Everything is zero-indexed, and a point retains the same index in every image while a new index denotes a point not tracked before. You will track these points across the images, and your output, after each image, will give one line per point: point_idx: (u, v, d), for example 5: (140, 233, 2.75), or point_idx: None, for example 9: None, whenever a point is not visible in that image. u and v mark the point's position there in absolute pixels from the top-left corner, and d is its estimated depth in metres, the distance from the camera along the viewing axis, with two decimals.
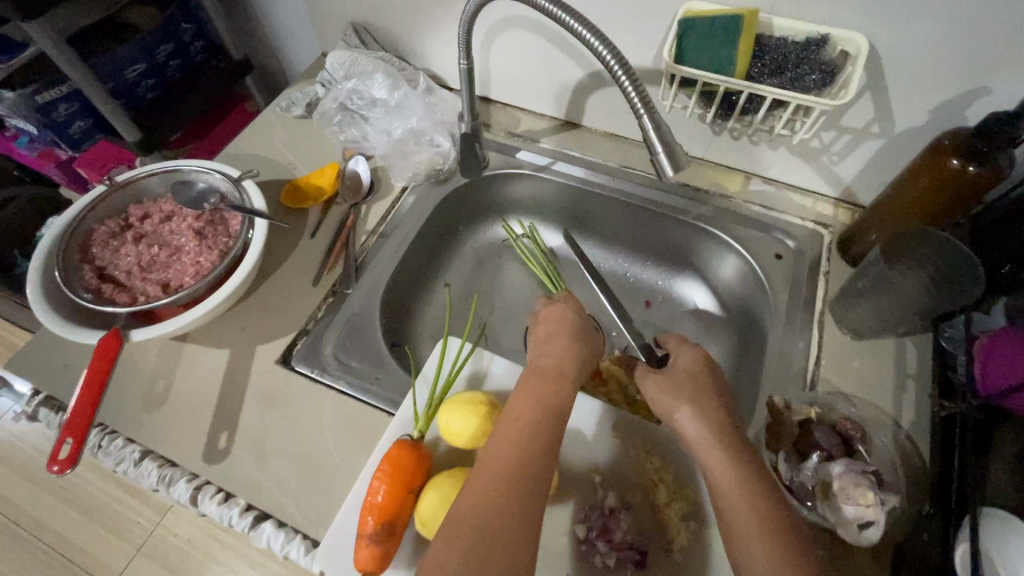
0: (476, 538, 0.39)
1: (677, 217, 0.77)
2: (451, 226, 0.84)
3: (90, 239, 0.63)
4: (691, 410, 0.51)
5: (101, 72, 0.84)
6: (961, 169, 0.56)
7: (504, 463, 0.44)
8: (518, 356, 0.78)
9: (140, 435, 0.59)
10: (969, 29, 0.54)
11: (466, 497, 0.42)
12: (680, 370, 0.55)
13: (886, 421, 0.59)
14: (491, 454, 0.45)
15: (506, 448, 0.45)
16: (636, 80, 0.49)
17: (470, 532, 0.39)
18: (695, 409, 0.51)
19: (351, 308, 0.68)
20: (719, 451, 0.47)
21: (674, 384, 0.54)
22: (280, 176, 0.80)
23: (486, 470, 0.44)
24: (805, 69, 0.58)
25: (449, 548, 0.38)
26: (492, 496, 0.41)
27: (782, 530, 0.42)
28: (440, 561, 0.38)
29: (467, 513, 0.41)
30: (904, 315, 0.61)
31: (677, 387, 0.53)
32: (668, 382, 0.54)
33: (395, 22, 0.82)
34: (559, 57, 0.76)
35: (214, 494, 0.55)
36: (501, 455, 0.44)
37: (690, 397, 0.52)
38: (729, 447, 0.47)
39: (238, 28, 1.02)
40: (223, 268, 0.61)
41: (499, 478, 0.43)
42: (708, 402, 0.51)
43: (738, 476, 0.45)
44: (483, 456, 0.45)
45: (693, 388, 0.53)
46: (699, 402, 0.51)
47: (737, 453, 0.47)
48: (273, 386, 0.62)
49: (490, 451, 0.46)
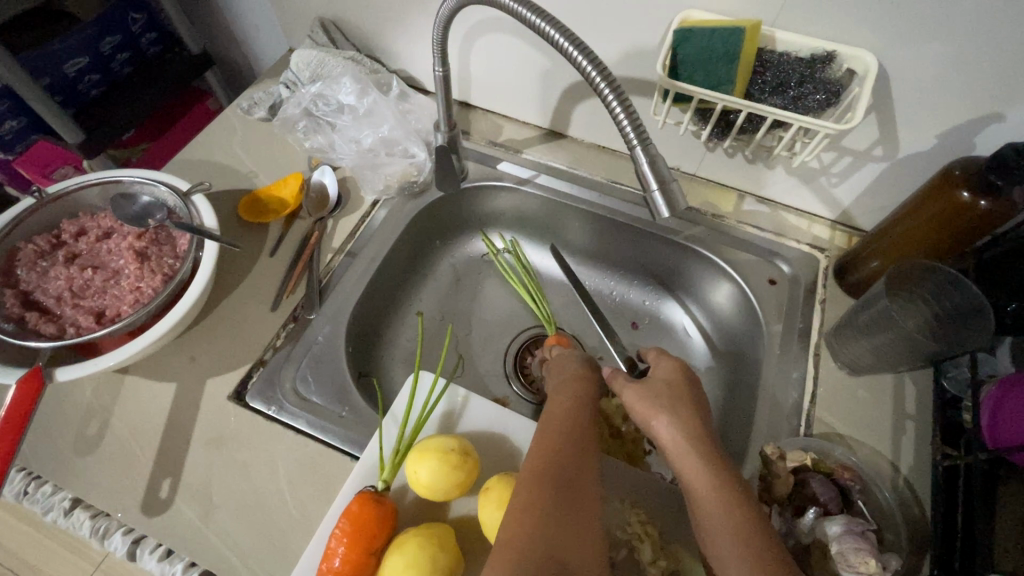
0: (550, 497, 0.39)
1: (668, 238, 0.73)
2: (427, 241, 0.78)
3: (16, 258, 0.56)
4: (667, 417, 0.47)
5: (36, 68, 0.78)
6: (971, 204, 0.53)
7: (552, 443, 0.45)
8: (496, 382, 0.73)
9: (70, 481, 0.53)
10: (984, 51, 0.50)
11: (523, 472, 0.42)
12: (657, 379, 0.51)
13: (884, 466, 0.55)
14: (541, 438, 0.46)
15: (549, 433, 0.46)
16: (626, 101, 0.45)
17: (541, 498, 0.39)
18: (672, 415, 0.47)
19: (313, 336, 0.63)
20: (696, 458, 0.44)
21: (650, 391, 0.50)
22: (237, 185, 0.73)
23: (542, 450, 0.44)
24: (809, 88, 0.53)
25: (514, 530, 0.37)
26: (554, 466, 0.42)
27: (762, 536, 0.38)
28: (516, 519, 0.37)
29: (528, 480, 0.41)
30: (910, 359, 0.56)
31: (652, 393, 0.49)
32: (643, 388, 0.50)
33: (366, 20, 0.76)
34: (545, 63, 0.70)
35: (154, 547, 0.50)
36: (551, 437, 0.45)
37: (668, 404, 0.48)
38: (706, 452, 0.44)
39: (197, 19, 0.94)
40: (168, 294, 0.55)
41: (551, 452, 0.43)
42: (685, 409, 0.48)
43: (713, 481, 0.42)
44: (533, 442, 0.46)
45: (669, 394, 0.49)
46: (676, 409, 0.48)
47: (710, 454, 0.44)
48: (223, 426, 0.56)
49: (536, 444, 0.45)
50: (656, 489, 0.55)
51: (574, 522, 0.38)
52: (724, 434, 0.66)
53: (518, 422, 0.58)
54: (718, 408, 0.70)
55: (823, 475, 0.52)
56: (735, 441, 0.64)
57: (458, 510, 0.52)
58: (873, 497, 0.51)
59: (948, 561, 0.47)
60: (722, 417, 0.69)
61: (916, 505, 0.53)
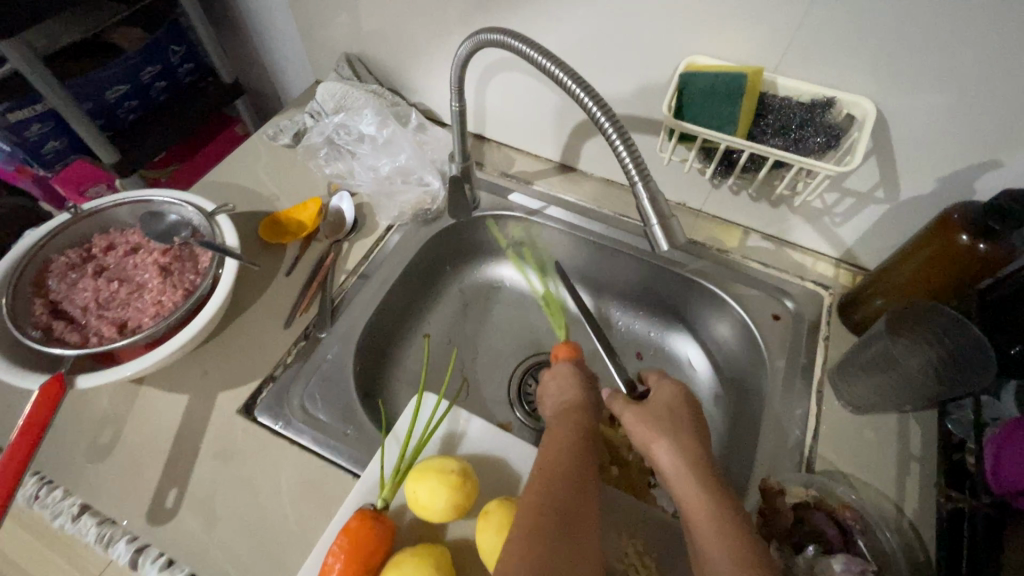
0: (546, 527, 0.39)
1: (674, 271, 0.74)
2: (437, 267, 0.80)
3: (47, 271, 0.60)
4: (668, 442, 0.48)
5: (80, 94, 0.82)
6: (971, 246, 0.54)
7: (550, 471, 0.45)
8: (500, 407, 0.74)
9: (80, 487, 0.55)
10: (979, 104, 0.52)
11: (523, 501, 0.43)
12: (658, 405, 0.52)
13: (889, 507, 0.55)
14: (540, 467, 0.46)
15: (549, 460, 0.47)
16: (629, 140, 0.47)
17: (537, 529, 0.39)
18: (672, 439, 0.48)
19: (323, 355, 0.64)
20: (695, 484, 0.45)
21: (651, 416, 0.51)
22: (259, 208, 0.76)
23: (541, 478, 0.45)
24: (810, 131, 0.55)
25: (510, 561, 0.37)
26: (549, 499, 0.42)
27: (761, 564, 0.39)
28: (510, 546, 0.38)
29: (528, 508, 0.41)
30: (914, 399, 0.57)
31: (653, 419, 0.50)
32: (645, 412, 0.51)
33: (390, 57, 0.80)
34: (556, 101, 0.74)
35: (156, 557, 0.50)
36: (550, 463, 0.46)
37: (668, 430, 0.49)
38: (704, 478, 0.45)
39: (231, 52, 1.00)
40: (186, 309, 0.57)
41: (547, 482, 0.44)
42: (686, 434, 0.49)
43: (712, 509, 0.42)
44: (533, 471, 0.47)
45: (670, 420, 0.50)
46: (677, 435, 0.48)
47: (710, 481, 0.45)
48: (232, 439, 0.58)
49: (536, 473, 0.46)
50: (656, 520, 0.55)
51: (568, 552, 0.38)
52: (726, 468, 0.66)
53: (520, 447, 0.58)
54: (721, 443, 0.70)
55: (825, 513, 0.51)
56: (737, 476, 0.64)
57: (457, 532, 0.52)
58: (876, 537, 0.51)
59: None
60: (725, 453, 0.69)
61: (921, 549, 0.52)
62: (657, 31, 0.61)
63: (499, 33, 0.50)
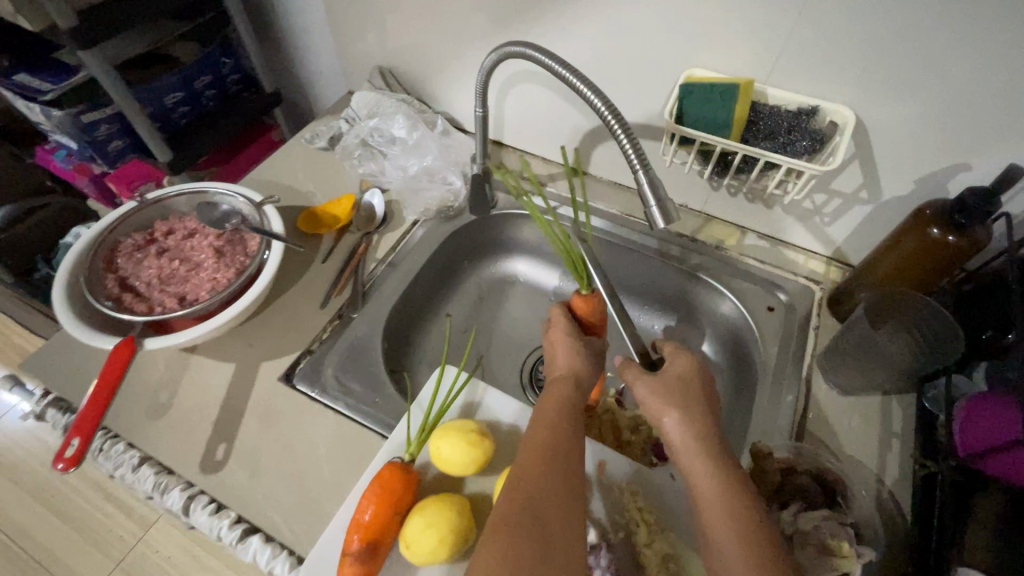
0: (529, 499, 0.43)
1: (677, 267, 0.81)
2: (457, 261, 0.87)
3: (116, 251, 0.68)
4: (679, 416, 0.53)
5: (143, 99, 0.91)
6: (942, 238, 0.60)
7: (543, 444, 0.49)
8: (512, 388, 0.80)
9: (140, 441, 0.61)
10: (947, 113, 0.58)
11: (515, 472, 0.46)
12: (671, 377, 0.57)
13: (870, 477, 0.59)
14: (534, 439, 0.50)
15: (541, 432, 0.50)
16: (634, 139, 0.54)
17: (519, 502, 0.43)
18: (683, 413, 0.53)
19: (354, 332, 0.71)
20: (703, 455, 0.50)
21: (664, 389, 0.56)
22: (298, 203, 0.84)
23: (533, 450, 0.48)
24: (796, 136, 0.62)
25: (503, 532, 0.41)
26: (535, 472, 0.46)
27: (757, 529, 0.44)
28: (502, 514, 0.42)
29: (525, 480, 0.45)
30: (892, 377, 0.63)
31: (666, 392, 0.55)
32: (659, 385, 0.56)
33: (419, 70, 0.88)
34: (570, 111, 0.81)
35: (206, 504, 0.56)
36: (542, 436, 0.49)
37: (679, 403, 0.54)
38: (710, 451, 0.50)
39: (272, 65, 1.10)
40: (237, 286, 0.65)
41: (538, 455, 0.47)
42: (697, 409, 0.54)
43: (718, 478, 0.48)
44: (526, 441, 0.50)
45: (682, 394, 0.55)
46: (687, 409, 0.54)
47: (715, 455, 0.50)
48: (273, 403, 0.64)
49: (531, 443, 0.49)
50: (655, 484, 0.60)
51: (553, 522, 0.42)
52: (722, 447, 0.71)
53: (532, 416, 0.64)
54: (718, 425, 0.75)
55: (810, 476, 0.57)
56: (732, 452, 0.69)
57: (474, 486, 0.58)
58: (857, 500, 0.55)
59: (924, 561, 0.51)
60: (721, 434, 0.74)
61: (899, 514, 0.56)
62: (661, 47, 0.68)
63: (521, 46, 0.58)
